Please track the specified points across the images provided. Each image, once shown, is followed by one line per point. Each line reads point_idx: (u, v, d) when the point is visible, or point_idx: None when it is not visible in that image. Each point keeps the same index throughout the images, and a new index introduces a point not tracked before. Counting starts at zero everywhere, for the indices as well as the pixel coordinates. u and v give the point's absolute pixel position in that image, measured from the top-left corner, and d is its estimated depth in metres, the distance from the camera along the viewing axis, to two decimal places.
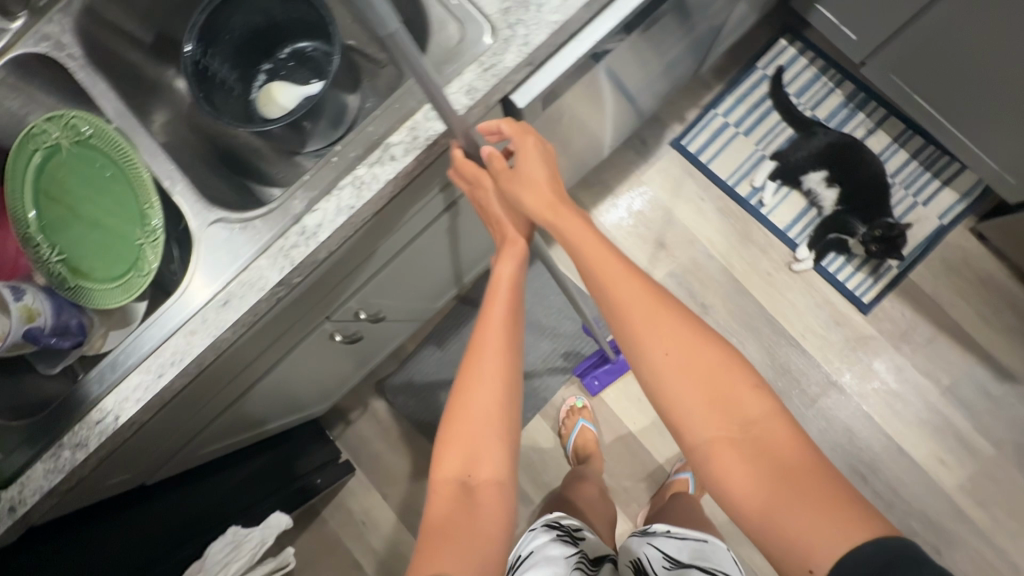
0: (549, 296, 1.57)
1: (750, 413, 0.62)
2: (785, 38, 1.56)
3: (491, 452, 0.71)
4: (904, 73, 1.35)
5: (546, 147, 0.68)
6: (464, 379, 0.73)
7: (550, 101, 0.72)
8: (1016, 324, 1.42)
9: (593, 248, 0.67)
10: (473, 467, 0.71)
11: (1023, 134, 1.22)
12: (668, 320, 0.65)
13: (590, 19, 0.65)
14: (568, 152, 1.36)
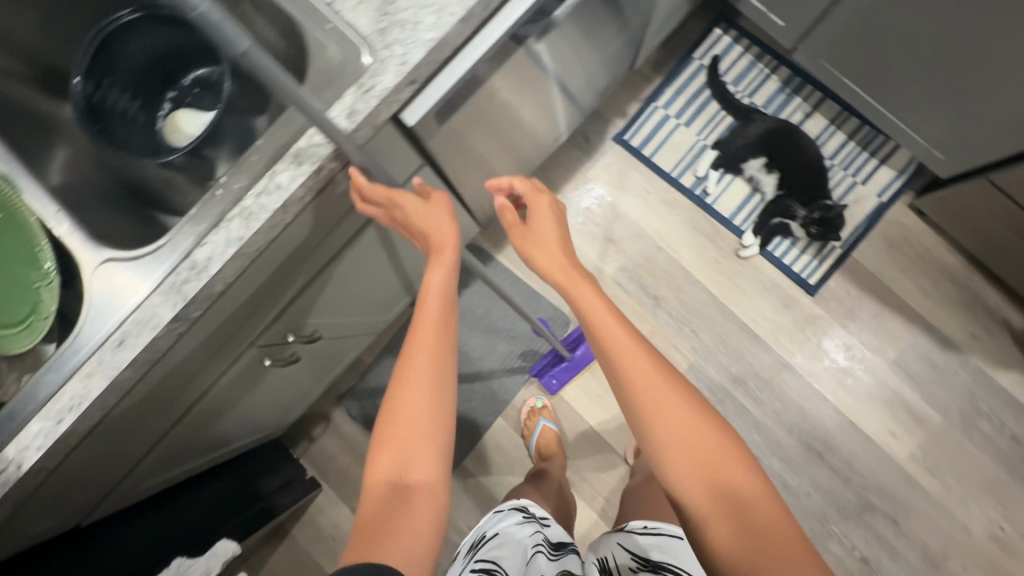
0: (503, 298, 1.58)
1: (740, 486, 0.65)
2: (719, 27, 1.57)
3: (423, 456, 0.71)
4: (832, 56, 1.36)
5: (556, 206, 0.81)
6: (398, 381, 0.73)
7: (446, 116, 0.72)
8: (955, 295, 1.46)
9: (600, 312, 0.74)
10: (406, 470, 0.70)
11: (948, 108, 1.25)
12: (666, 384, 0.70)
13: (472, 33, 0.65)
14: (506, 155, 1.36)
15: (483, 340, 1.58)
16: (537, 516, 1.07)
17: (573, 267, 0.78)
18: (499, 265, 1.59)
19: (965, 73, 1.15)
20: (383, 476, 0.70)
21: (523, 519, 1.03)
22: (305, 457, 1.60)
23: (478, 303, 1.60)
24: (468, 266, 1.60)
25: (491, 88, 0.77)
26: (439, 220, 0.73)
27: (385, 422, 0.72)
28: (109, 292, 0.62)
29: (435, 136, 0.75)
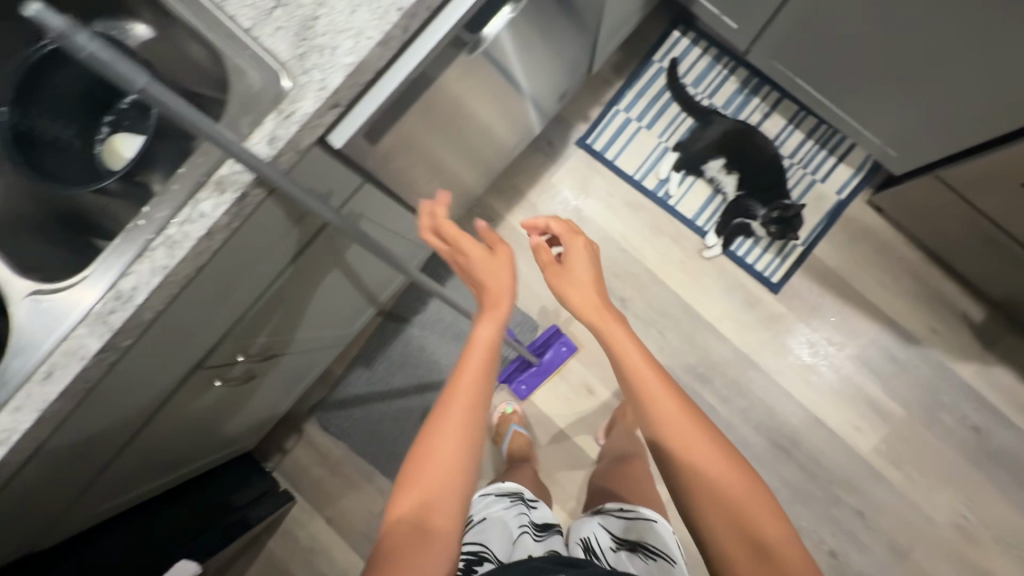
0: (471, 305, 1.58)
1: (775, 543, 0.67)
2: (677, 30, 1.58)
3: (446, 496, 0.70)
4: (785, 57, 1.38)
5: (592, 250, 0.85)
6: (434, 426, 0.72)
7: (377, 136, 0.72)
8: (914, 289, 1.48)
9: (640, 362, 0.76)
10: (428, 513, 0.68)
11: (897, 106, 1.26)
12: (700, 434, 0.72)
13: (395, 55, 0.65)
14: (466, 163, 1.36)
15: (452, 348, 1.58)
16: (525, 500, 1.09)
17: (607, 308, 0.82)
18: None
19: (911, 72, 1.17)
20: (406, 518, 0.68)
21: (508, 503, 1.05)
22: (278, 470, 1.60)
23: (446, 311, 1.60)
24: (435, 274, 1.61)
25: (425, 106, 0.77)
26: (492, 267, 0.82)
27: (414, 467, 0.71)
28: (67, 295, 0.62)
29: (369, 156, 0.76)
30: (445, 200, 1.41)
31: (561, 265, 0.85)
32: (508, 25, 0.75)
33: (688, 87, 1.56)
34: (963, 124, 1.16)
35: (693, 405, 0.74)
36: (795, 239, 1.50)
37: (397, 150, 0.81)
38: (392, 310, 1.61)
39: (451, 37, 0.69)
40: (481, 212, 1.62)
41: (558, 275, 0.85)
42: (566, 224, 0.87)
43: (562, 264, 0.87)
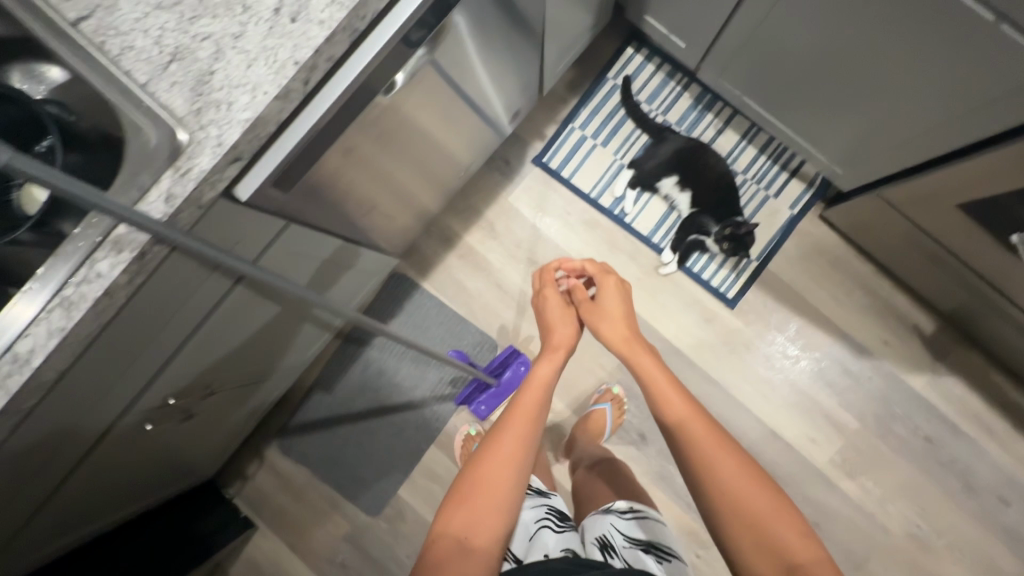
0: (431, 327, 1.58)
1: (799, 555, 0.76)
2: (631, 46, 1.58)
3: (487, 509, 0.85)
4: (733, 75, 1.39)
5: (620, 299, 1.17)
6: (489, 448, 0.92)
7: (290, 183, 0.72)
8: (867, 302, 1.50)
9: (672, 394, 0.98)
10: (471, 529, 0.83)
11: (840, 125, 1.28)
12: (727, 456, 0.87)
13: (299, 106, 0.65)
14: (416, 187, 1.36)
15: (412, 369, 1.58)
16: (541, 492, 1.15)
17: (634, 342, 1.11)
18: (425, 293, 1.59)
19: (850, 93, 1.18)
20: (452, 532, 0.82)
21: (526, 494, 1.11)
22: (239, 496, 1.58)
23: (405, 331, 1.59)
24: (395, 295, 1.61)
25: (344, 149, 0.77)
26: (553, 315, 1.21)
27: (469, 483, 0.88)
28: None
29: (286, 201, 0.75)
30: (397, 224, 1.40)
31: (601, 313, 1.16)
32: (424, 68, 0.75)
33: (642, 103, 1.57)
34: (899, 145, 1.18)
35: (708, 422, 0.91)
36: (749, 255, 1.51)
37: (319, 191, 0.81)
38: (351, 332, 1.60)
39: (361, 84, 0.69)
40: (439, 232, 1.61)
41: (601, 322, 1.16)
42: (601, 269, 1.22)
43: (603, 314, 1.17)
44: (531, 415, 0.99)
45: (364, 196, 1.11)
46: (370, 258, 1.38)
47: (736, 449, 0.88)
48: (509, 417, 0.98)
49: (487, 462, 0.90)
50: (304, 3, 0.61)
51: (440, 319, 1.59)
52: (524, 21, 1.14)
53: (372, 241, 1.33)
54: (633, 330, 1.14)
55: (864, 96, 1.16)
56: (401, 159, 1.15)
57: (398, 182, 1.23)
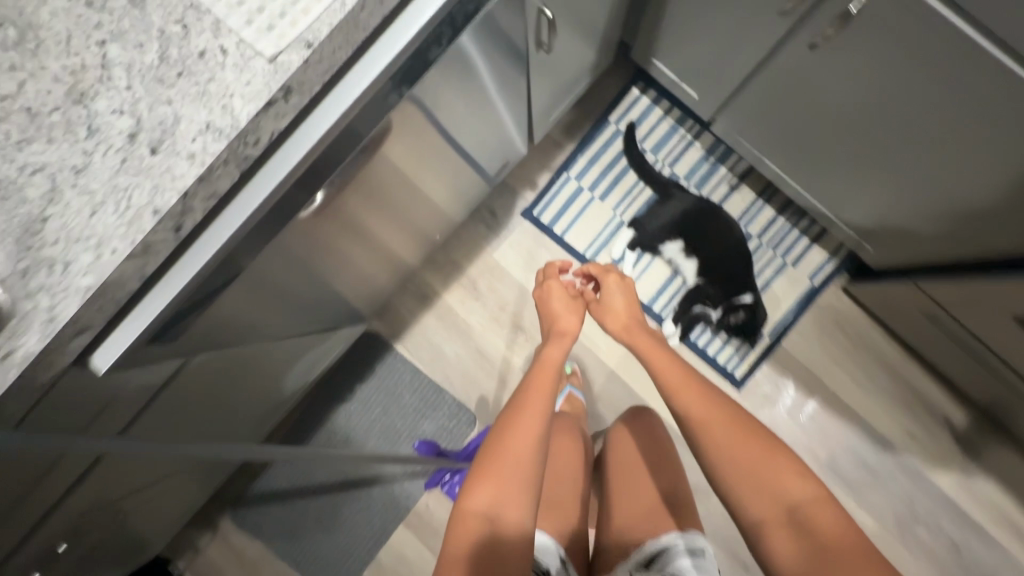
0: (404, 395, 1.43)
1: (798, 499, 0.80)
2: (637, 86, 1.40)
3: (513, 491, 0.86)
4: (750, 132, 1.22)
5: (620, 281, 1.16)
6: (508, 431, 0.91)
7: (169, 334, 0.56)
8: (892, 389, 1.33)
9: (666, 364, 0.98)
10: (498, 507, 0.84)
11: (869, 203, 1.11)
12: (722, 413, 0.88)
13: (172, 251, 0.49)
14: (384, 251, 1.19)
15: (381, 441, 1.43)
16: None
17: (636, 326, 1.10)
18: (398, 357, 1.44)
19: (889, 172, 1.00)
20: (478, 512, 0.82)
21: None
22: (189, 572, 1.43)
23: (374, 399, 1.44)
24: (364, 358, 1.44)
25: (257, 274, 0.61)
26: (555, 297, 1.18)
27: (490, 465, 0.87)
28: None
29: (177, 345, 0.59)
30: (362, 289, 1.24)
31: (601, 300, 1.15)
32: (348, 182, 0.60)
33: (647, 153, 1.39)
34: (943, 235, 1.01)
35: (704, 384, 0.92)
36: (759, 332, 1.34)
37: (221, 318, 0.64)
38: (314, 398, 1.45)
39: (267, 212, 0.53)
40: (415, 289, 1.44)
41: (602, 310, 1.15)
42: (601, 266, 1.19)
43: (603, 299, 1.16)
44: (545, 397, 0.98)
45: (312, 282, 0.95)
46: (330, 330, 1.22)
47: (741, 415, 0.88)
48: (526, 399, 0.97)
49: (508, 446, 0.88)
50: (170, 127, 0.44)
51: (413, 386, 1.43)
52: (506, 76, 0.96)
53: (331, 313, 1.17)
54: (635, 315, 1.13)
55: (906, 178, 0.98)
56: (359, 236, 0.98)
57: (359, 255, 1.06)
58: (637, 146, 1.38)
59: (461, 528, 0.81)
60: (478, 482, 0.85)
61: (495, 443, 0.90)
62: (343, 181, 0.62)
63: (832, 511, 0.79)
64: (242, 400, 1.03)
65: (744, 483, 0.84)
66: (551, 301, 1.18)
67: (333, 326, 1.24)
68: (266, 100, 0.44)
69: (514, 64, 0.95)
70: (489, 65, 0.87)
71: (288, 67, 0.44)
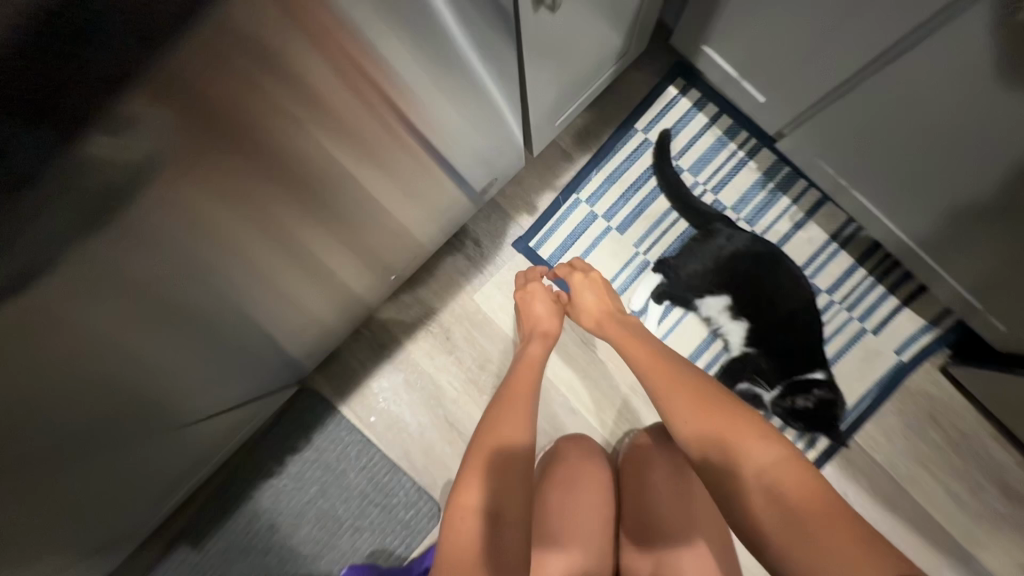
0: (348, 473, 1.09)
1: (761, 458, 0.60)
2: (676, 84, 1.05)
3: (516, 483, 0.68)
4: (836, 154, 0.88)
5: (589, 274, 0.97)
6: (496, 419, 0.75)
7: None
8: (1004, 511, 0.97)
9: (632, 344, 0.82)
10: (501, 500, 0.65)
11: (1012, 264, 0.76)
12: (679, 380, 0.72)
13: None
14: (315, 296, 0.85)
15: (317, 532, 1.09)
16: None
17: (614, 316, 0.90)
18: (343, 423, 1.10)
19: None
20: (474, 509, 0.63)
21: None
22: None
23: (311, 476, 1.10)
24: (298, 422, 1.11)
25: None
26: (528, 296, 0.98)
27: (486, 453, 0.69)
28: None
29: None
30: (283, 343, 0.90)
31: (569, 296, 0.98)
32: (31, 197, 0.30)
33: (685, 171, 1.04)
34: None
35: (668, 358, 0.76)
36: (824, 425, 1.00)
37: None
38: (233, 471, 1.11)
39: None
40: (370, 335, 1.11)
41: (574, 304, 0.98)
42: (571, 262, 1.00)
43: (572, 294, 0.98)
44: (528, 391, 0.82)
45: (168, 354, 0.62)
46: (228, 404, 0.90)
47: (706, 380, 0.71)
48: (508, 393, 0.81)
49: (494, 431, 0.72)
50: None
51: (361, 463, 1.09)
52: (491, 53, 0.63)
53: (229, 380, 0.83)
54: (614, 303, 0.95)
55: None
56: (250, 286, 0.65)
57: (265, 307, 0.73)
58: (671, 164, 1.03)
59: (455, 534, 0.62)
60: (468, 474, 0.67)
61: (483, 431, 0.74)
62: (98, 186, 0.32)
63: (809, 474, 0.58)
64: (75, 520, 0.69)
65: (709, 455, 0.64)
66: (527, 298, 0.97)
67: (201, 418, 0.87)
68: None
69: (504, 35, 0.62)
70: (457, 33, 0.53)
71: None
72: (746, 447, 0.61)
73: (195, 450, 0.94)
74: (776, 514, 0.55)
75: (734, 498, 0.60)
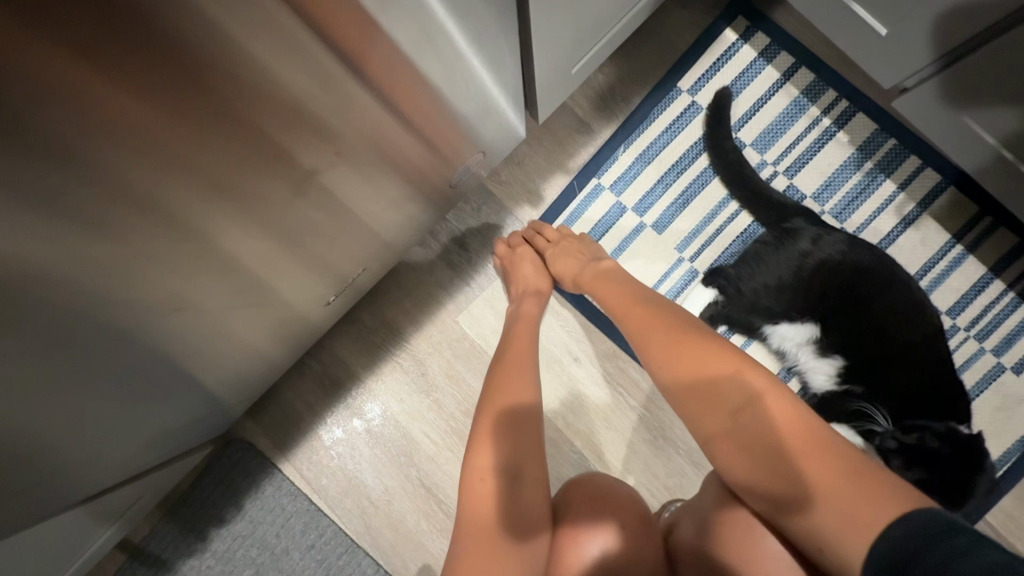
0: (290, 556, 0.81)
1: (756, 393, 0.45)
2: (734, 27, 0.77)
3: (537, 446, 0.53)
4: (992, 117, 0.59)
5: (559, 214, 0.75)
6: (510, 362, 0.58)
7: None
8: None
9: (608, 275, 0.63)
10: (523, 464, 0.50)
11: None
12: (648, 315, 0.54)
13: None
14: (218, 331, 0.57)
15: None
16: None
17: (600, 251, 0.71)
18: (284, 487, 0.82)
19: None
20: (491, 471, 0.49)
21: None
22: None
23: (243, 556, 0.82)
24: (226, 485, 0.83)
25: None
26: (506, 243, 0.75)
27: (500, 411, 0.52)
28: None
29: None
30: (180, 396, 0.62)
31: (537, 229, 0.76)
32: None
33: (747, 147, 0.76)
34: None
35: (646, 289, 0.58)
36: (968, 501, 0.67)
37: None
38: (134, 554, 0.82)
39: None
40: (320, 368, 0.83)
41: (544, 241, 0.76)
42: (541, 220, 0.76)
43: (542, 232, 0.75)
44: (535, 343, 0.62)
45: None
46: (100, 484, 0.62)
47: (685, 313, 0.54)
48: (507, 342, 0.63)
49: (505, 383, 0.55)
50: None
51: (309, 540, 0.81)
52: None
53: (88, 459, 0.55)
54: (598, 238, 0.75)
55: None
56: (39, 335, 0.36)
57: (115, 358, 0.45)
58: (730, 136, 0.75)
59: (470, 501, 0.48)
60: (476, 433, 0.52)
61: (488, 379, 0.57)
62: None
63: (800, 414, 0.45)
64: None
65: (684, 396, 0.48)
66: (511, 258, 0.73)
67: (54, 514, 0.58)
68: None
69: None
70: None
71: None
72: (732, 378, 0.46)
73: (67, 545, 0.66)
74: (777, 462, 0.43)
75: (723, 451, 0.46)
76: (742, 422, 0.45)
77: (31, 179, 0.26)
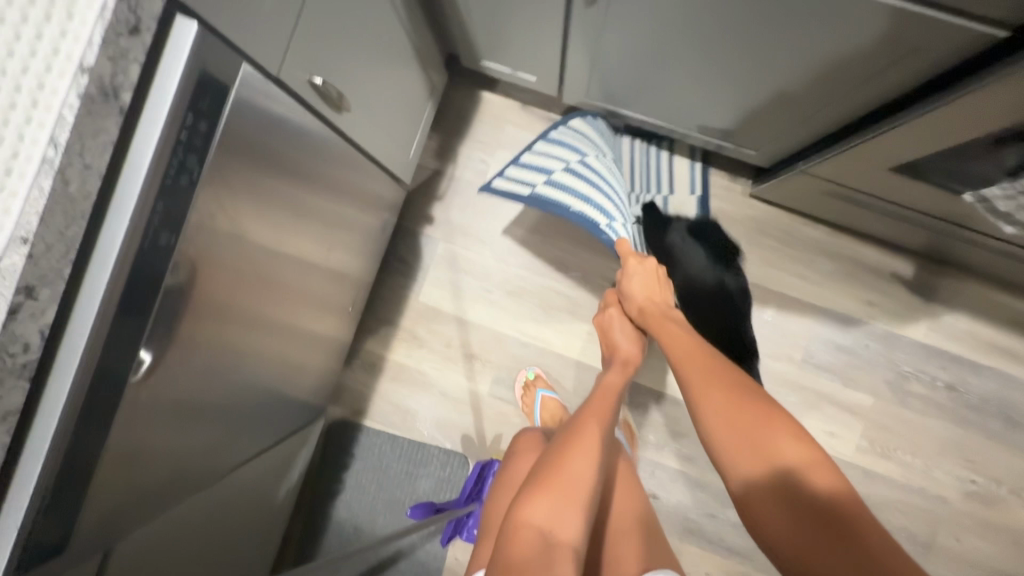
0: (392, 465, 1.40)
1: (784, 455, 0.69)
2: (486, 91, 1.44)
3: (580, 495, 0.76)
4: (595, 95, 1.22)
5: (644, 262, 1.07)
6: (577, 432, 0.85)
7: (32, 567, 0.55)
8: (834, 270, 1.35)
9: (684, 349, 0.88)
10: (555, 525, 0.72)
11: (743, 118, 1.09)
12: (719, 387, 0.78)
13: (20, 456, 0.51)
14: (312, 347, 1.17)
15: (388, 513, 1.38)
16: None
17: (665, 316, 0.99)
18: (371, 432, 1.41)
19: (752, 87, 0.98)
20: (530, 523, 0.71)
21: None
22: None
23: (367, 478, 1.40)
24: (341, 445, 1.41)
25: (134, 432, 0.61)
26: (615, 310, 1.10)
27: (556, 473, 0.77)
28: None
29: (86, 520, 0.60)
30: (305, 387, 1.22)
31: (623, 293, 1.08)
32: (191, 326, 0.63)
33: (569, 178, 1.14)
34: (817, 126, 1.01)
35: (724, 364, 0.82)
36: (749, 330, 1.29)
37: (87, 510, 0.59)
38: (308, 508, 1.39)
39: (90, 385, 0.52)
40: (361, 361, 1.43)
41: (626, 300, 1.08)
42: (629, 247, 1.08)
43: (624, 291, 1.07)
44: (605, 414, 0.89)
45: (262, 389, 0.97)
46: (297, 427, 1.23)
47: (752, 387, 0.77)
48: (590, 409, 0.90)
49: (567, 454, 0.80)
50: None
51: (398, 452, 1.40)
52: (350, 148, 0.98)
53: (282, 422, 1.15)
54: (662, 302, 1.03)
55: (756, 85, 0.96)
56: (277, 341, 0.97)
57: (289, 358, 1.06)
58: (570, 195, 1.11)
59: (514, 541, 0.69)
60: (537, 494, 0.75)
61: (563, 447, 0.82)
62: (245, 268, 0.73)
63: (826, 480, 0.67)
64: (247, 502, 1.06)
65: (736, 451, 0.72)
66: (606, 324, 1.10)
67: (286, 435, 1.18)
68: (14, 287, 0.42)
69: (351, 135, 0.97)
70: (327, 159, 0.89)
71: (12, 270, 0.42)
72: (779, 446, 0.69)
73: (294, 469, 1.26)
74: (797, 511, 0.65)
75: (762, 495, 0.68)
76: (773, 475, 0.68)
77: (266, 290, 0.83)
